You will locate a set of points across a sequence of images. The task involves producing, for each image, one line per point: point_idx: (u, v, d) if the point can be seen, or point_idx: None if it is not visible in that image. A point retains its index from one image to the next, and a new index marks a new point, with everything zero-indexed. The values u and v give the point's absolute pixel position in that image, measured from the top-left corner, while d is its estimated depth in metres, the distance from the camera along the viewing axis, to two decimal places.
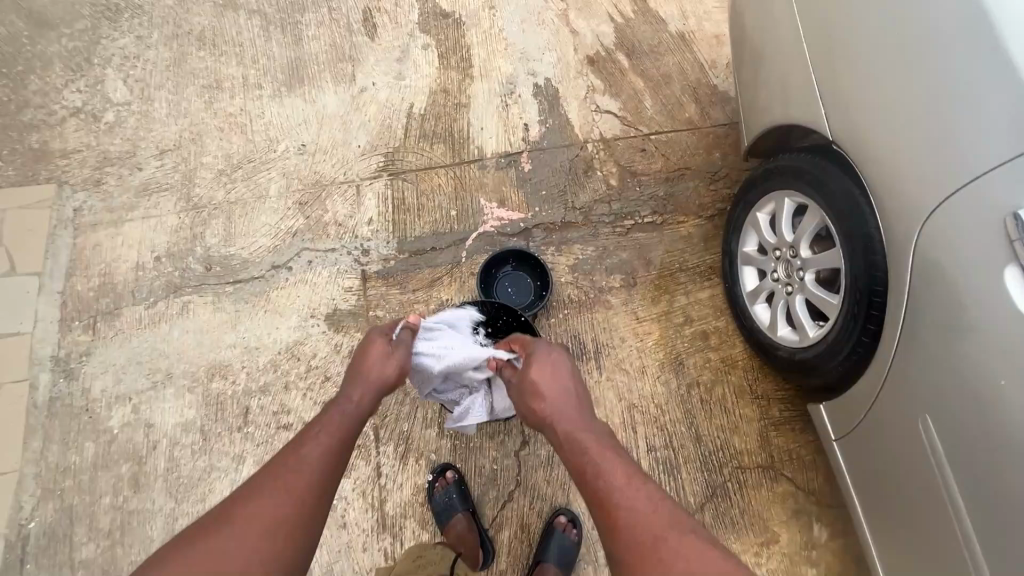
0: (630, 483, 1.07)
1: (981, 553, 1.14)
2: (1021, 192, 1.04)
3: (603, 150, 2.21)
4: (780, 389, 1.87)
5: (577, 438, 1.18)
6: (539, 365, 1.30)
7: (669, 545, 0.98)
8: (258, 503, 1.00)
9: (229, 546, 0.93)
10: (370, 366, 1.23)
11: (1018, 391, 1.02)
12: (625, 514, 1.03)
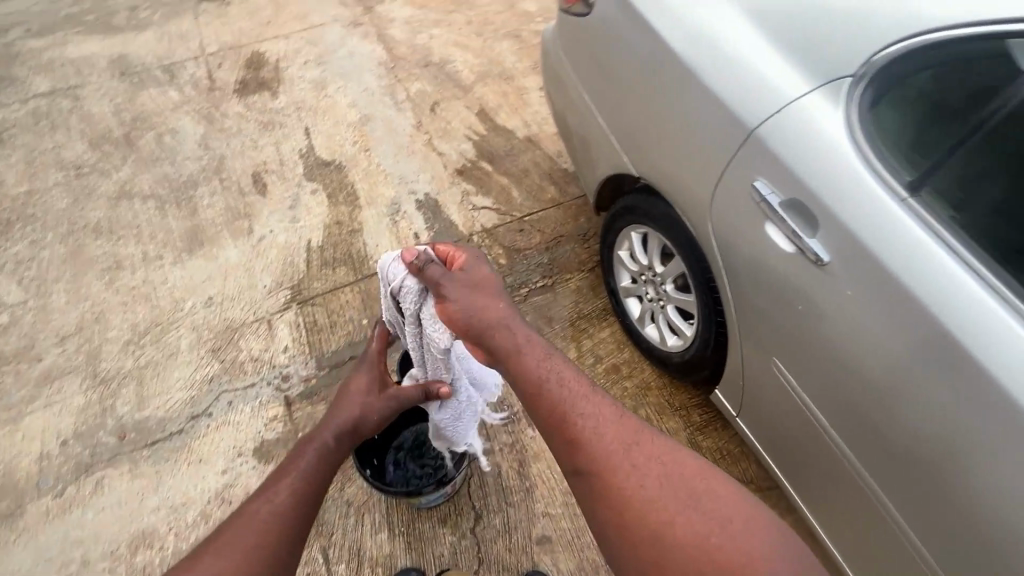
0: (594, 395, 1.17)
1: (856, 460, 1.27)
2: (751, 170, 1.28)
3: (487, 239, 2.53)
4: (694, 396, 2.04)
5: (537, 346, 1.24)
6: (473, 276, 1.30)
7: (640, 447, 1.08)
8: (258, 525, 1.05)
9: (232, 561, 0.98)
10: (356, 398, 1.39)
11: (814, 309, 1.23)
12: (588, 424, 1.11)
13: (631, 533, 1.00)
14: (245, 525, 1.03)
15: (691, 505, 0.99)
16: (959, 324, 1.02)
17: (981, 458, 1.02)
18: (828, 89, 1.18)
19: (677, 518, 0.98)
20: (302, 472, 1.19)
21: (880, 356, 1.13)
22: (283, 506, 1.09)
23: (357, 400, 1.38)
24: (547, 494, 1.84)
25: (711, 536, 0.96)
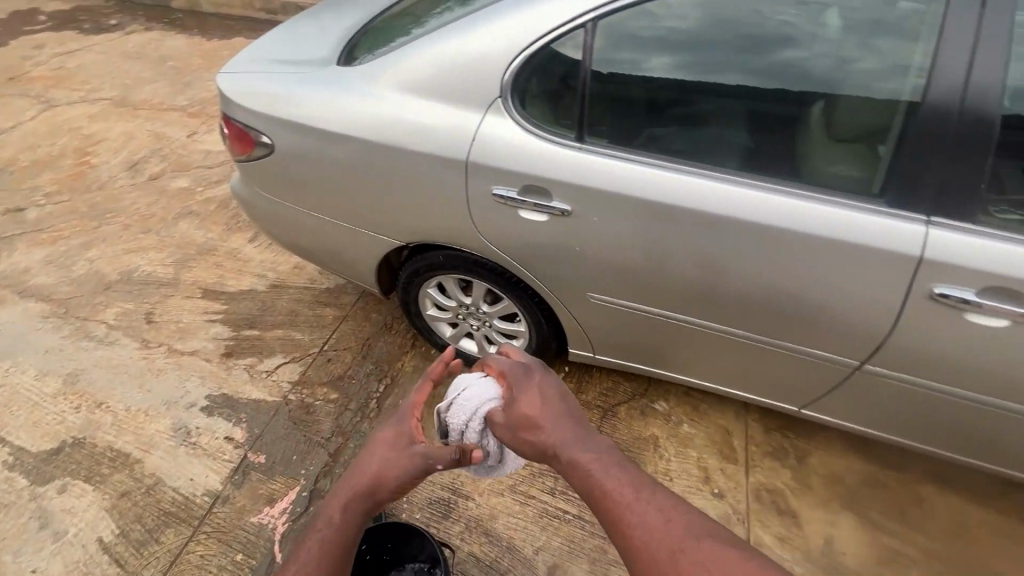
0: (636, 499, 0.97)
1: (700, 321, 1.68)
2: (485, 185, 1.61)
3: (305, 388, 2.42)
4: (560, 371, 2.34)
5: (581, 465, 1.02)
6: (523, 398, 1.13)
7: (688, 553, 0.89)
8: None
9: None
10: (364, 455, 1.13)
11: (611, 249, 1.60)
12: (640, 529, 0.93)
13: None
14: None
15: None
16: (660, 195, 1.49)
17: (727, 259, 1.51)
18: (491, 111, 1.57)
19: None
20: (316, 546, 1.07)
21: (642, 242, 1.56)
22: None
23: (354, 470, 1.12)
24: (525, 534, 1.92)
25: None
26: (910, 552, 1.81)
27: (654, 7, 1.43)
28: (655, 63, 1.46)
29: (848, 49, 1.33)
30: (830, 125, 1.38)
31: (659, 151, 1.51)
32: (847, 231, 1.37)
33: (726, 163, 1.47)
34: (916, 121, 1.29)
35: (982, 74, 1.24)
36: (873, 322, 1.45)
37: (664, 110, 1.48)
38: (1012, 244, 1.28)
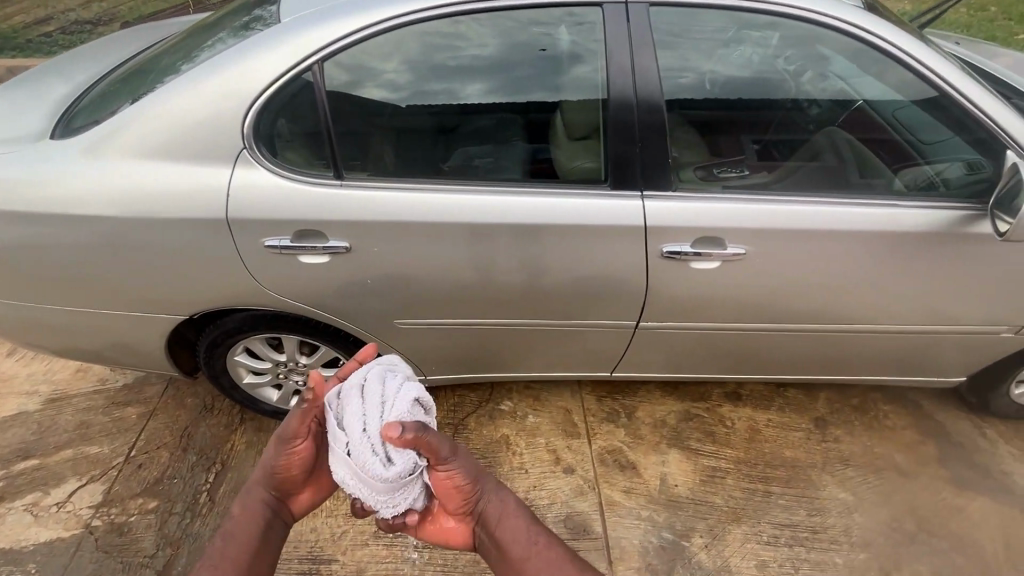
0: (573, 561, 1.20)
1: (506, 321, 1.80)
2: (254, 238, 1.56)
3: (113, 507, 2.07)
4: None
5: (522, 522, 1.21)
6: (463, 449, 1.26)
7: None
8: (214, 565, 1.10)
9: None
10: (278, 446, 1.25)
11: (406, 273, 1.66)
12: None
13: None
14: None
15: None
16: (427, 216, 1.57)
17: (503, 261, 1.64)
18: (240, 163, 1.52)
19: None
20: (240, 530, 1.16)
21: (425, 263, 1.64)
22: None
23: (258, 476, 1.22)
24: (398, 575, 1.86)
25: None
26: (724, 465, 2.13)
27: (456, 41, 1.55)
28: (469, 90, 1.56)
29: (564, 62, 1.56)
30: (557, 129, 1.60)
31: (445, 173, 1.60)
32: (590, 215, 1.58)
33: (513, 168, 1.61)
34: (612, 115, 1.55)
35: (648, 71, 1.54)
36: (634, 286, 1.69)
37: (421, 135, 1.58)
38: (703, 201, 1.59)
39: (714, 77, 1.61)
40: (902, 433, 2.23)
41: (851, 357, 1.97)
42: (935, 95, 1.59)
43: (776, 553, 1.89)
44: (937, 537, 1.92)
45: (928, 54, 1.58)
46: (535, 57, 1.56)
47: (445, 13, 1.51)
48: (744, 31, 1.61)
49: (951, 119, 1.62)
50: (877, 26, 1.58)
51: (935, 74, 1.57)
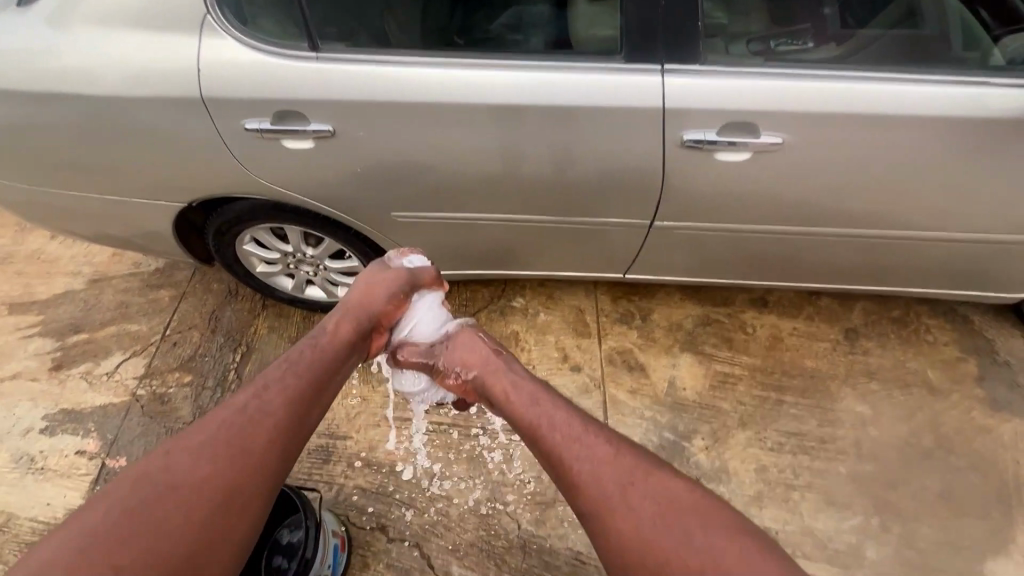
0: (586, 431, 1.17)
1: (513, 216, 1.68)
2: (234, 120, 1.46)
3: (154, 379, 2.26)
4: None
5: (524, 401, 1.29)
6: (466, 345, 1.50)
7: (635, 487, 1.06)
8: (282, 385, 1.18)
9: (259, 402, 1.12)
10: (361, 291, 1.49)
11: (401, 160, 1.54)
12: (584, 466, 1.10)
13: (619, 546, 1.01)
14: (140, 474, 0.98)
15: (668, 530, 0.99)
16: (416, 98, 1.41)
17: (503, 150, 1.49)
18: (207, 32, 1.38)
19: (644, 521, 1.01)
20: (305, 359, 1.26)
21: (421, 151, 1.51)
22: (202, 456, 1.01)
23: (348, 310, 1.44)
24: (405, 454, 1.98)
25: (710, 553, 0.95)
26: (737, 371, 2.07)
27: None
28: None
29: None
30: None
31: (461, 48, 1.39)
32: (600, 96, 1.38)
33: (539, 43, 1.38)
34: None
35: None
36: (651, 180, 1.51)
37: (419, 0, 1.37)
38: (738, 77, 1.34)
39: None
40: (943, 348, 2.06)
41: (898, 266, 1.76)
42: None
43: (777, 459, 1.88)
44: (955, 455, 1.84)
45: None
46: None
47: None
48: None
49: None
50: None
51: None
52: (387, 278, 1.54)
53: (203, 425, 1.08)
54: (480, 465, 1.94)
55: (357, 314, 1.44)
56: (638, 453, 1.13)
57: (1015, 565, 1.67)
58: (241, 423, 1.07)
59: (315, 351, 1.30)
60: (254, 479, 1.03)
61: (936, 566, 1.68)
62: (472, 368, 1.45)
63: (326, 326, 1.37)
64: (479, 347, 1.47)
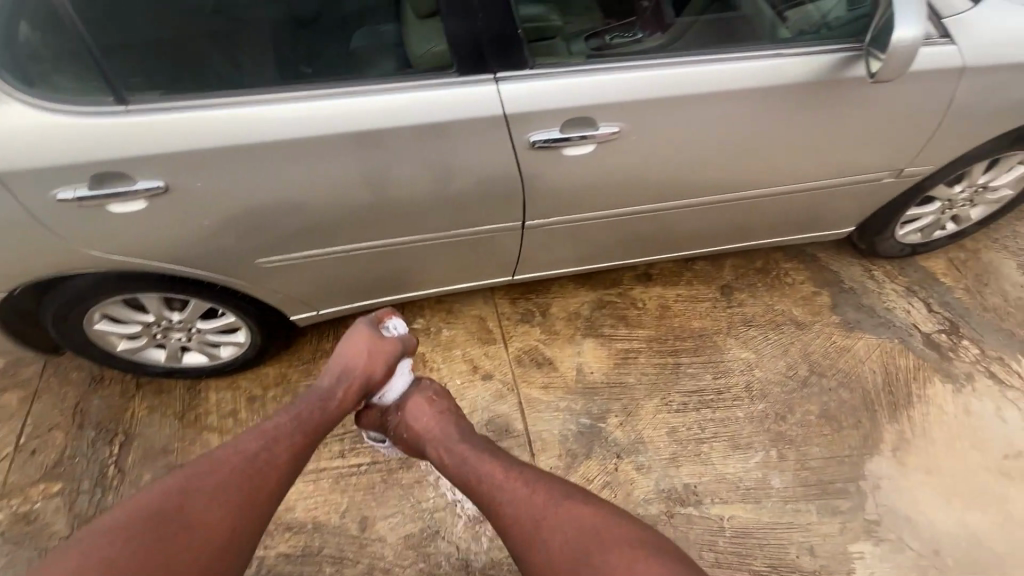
0: (510, 477, 1.28)
1: (389, 240, 1.65)
2: (41, 191, 1.29)
3: (13, 496, 1.94)
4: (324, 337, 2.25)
5: (457, 457, 1.39)
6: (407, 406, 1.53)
7: (546, 519, 1.18)
8: (290, 440, 1.29)
9: (270, 453, 1.24)
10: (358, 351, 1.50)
11: (254, 203, 1.45)
12: (507, 509, 1.23)
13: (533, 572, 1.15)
14: (162, 505, 1.11)
15: (573, 551, 1.12)
16: (252, 138, 1.34)
17: (361, 176, 1.46)
18: None
19: (555, 552, 1.14)
20: (311, 413, 1.37)
21: (273, 190, 1.44)
22: (215, 500, 1.14)
23: (343, 368, 1.47)
24: (327, 506, 1.87)
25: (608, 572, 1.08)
26: (636, 345, 2.19)
27: None
28: None
29: None
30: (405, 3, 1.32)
31: (310, 77, 1.35)
32: (443, 111, 1.39)
33: (388, 65, 1.37)
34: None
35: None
36: (513, 181, 1.55)
37: (249, 30, 1.29)
38: (568, 77, 1.41)
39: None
40: (801, 287, 2.32)
41: (748, 223, 1.95)
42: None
43: (685, 419, 2.01)
44: (826, 378, 2.09)
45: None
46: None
47: None
48: None
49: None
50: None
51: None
52: (378, 341, 1.53)
53: (217, 463, 1.21)
54: (409, 497, 1.89)
55: (357, 383, 1.46)
56: (555, 488, 1.25)
57: (888, 461, 1.91)
58: (250, 473, 1.20)
59: (319, 416, 1.37)
60: (255, 522, 1.16)
61: (828, 478, 1.89)
62: (415, 436, 1.49)
63: (331, 388, 1.43)
64: (423, 414, 1.50)
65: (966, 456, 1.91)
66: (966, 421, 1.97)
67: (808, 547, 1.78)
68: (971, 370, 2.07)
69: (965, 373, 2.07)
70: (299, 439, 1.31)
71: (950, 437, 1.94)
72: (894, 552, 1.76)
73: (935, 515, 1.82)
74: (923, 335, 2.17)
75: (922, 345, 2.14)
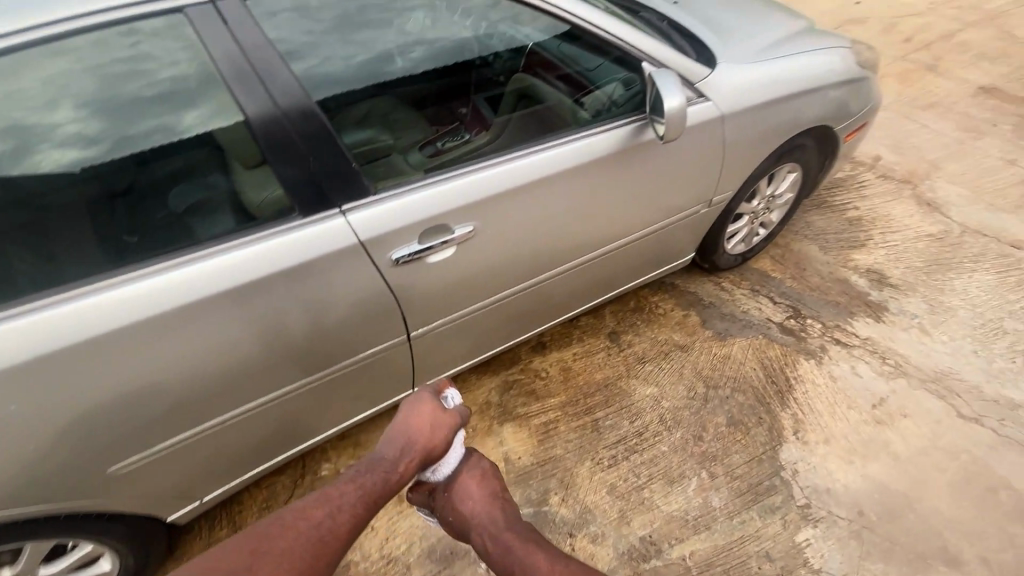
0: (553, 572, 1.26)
1: (269, 394, 1.50)
2: None
3: None
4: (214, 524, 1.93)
5: (502, 545, 1.35)
6: (457, 485, 1.43)
7: None
8: (354, 509, 1.24)
9: (335, 519, 1.21)
10: (427, 423, 1.35)
11: (92, 405, 1.25)
12: None
13: None
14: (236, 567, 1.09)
15: None
16: (73, 338, 1.18)
17: (216, 340, 1.34)
18: None
19: None
20: (374, 479, 1.29)
21: (114, 385, 1.26)
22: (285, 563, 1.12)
23: (411, 438, 1.33)
24: None
25: None
26: (553, 415, 2.21)
27: (140, 62, 1.27)
28: (189, 119, 1.30)
29: (228, 79, 1.31)
30: (232, 156, 1.34)
31: (137, 246, 1.26)
32: (292, 254, 1.36)
33: (226, 220, 1.34)
34: (303, 126, 1.36)
35: (301, 60, 1.39)
36: (386, 299, 1.53)
37: (59, 214, 1.21)
38: (410, 194, 1.46)
39: (396, 47, 1.56)
40: (672, 313, 2.57)
41: (610, 273, 2.14)
42: (568, 27, 1.71)
43: (619, 471, 2.04)
44: (721, 388, 2.27)
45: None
46: (175, 73, 1.30)
47: (115, 25, 1.25)
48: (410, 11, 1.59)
49: (597, 44, 1.75)
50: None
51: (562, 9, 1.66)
52: (444, 413, 1.38)
53: (288, 523, 1.18)
54: None
55: (419, 456, 1.33)
56: None
57: (795, 444, 2.08)
58: (317, 541, 1.17)
59: (384, 486, 1.29)
60: None
61: (757, 480, 2.00)
62: (461, 519, 1.40)
63: (394, 459, 1.31)
64: (472, 494, 1.42)
65: (848, 417, 2.15)
66: (836, 386, 2.26)
67: (765, 554, 1.84)
68: (822, 342, 2.41)
69: (819, 346, 2.39)
70: (361, 510, 1.25)
71: (831, 405, 2.19)
72: (832, 528, 1.88)
73: (848, 478, 1.99)
74: (778, 325, 2.49)
75: (780, 333, 2.45)
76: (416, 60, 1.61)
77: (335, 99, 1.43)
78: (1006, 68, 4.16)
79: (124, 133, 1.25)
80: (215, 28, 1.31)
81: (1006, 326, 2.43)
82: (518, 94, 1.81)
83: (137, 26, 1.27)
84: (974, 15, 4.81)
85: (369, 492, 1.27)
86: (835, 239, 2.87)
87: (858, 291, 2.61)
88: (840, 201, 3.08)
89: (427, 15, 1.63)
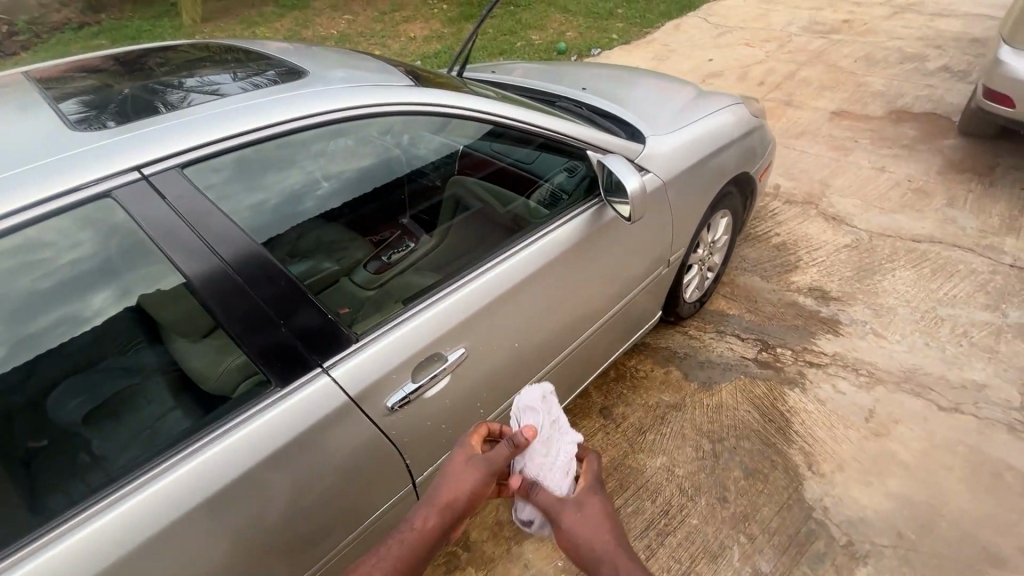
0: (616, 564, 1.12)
1: None
2: None
3: None
4: None
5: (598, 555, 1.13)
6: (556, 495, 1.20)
7: None
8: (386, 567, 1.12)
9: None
10: (457, 475, 1.18)
11: None
12: None
13: None
14: None
15: None
16: None
17: (196, 564, 1.09)
18: None
19: None
20: (404, 536, 1.15)
21: None
22: None
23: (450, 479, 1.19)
24: None
25: None
26: None
27: (31, 251, 1.05)
28: (98, 302, 1.12)
29: (146, 248, 1.15)
30: (160, 323, 1.18)
31: (47, 450, 1.04)
32: (274, 435, 1.17)
33: (162, 390, 1.17)
34: (244, 283, 1.20)
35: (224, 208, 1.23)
36: (385, 451, 1.36)
37: None
38: (394, 330, 1.35)
39: (322, 173, 1.43)
40: (654, 374, 2.54)
41: (591, 354, 2.09)
42: (489, 128, 1.68)
43: (659, 562, 1.89)
44: (726, 439, 2.23)
45: (471, 100, 1.63)
46: (80, 255, 1.10)
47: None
48: (336, 139, 1.42)
49: (519, 138, 1.75)
50: (454, 100, 1.59)
51: (502, 116, 1.68)
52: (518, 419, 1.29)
53: None
54: None
55: (444, 514, 1.16)
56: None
57: (814, 480, 2.06)
58: None
59: (418, 545, 1.14)
60: None
61: (792, 530, 1.93)
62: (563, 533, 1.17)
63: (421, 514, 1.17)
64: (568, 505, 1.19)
65: (849, 437, 2.18)
66: (827, 409, 2.30)
67: None
68: (798, 368, 2.48)
69: (797, 373, 2.46)
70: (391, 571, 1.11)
71: (830, 430, 2.22)
72: (881, 560, 1.83)
73: (875, 502, 1.97)
74: (753, 360, 2.54)
75: (758, 369, 2.50)
76: (324, 195, 1.44)
77: (274, 246, 1.30)
78: (845, 94, 4.89)
79: (22, 333, 1.05)
80: (150, 204, 1.14)
81: (940, 313, 2.65)
82: (455, 200, 1.81)
83: (30, 223, 1.03)
84: (804, 56, 5.68)
85: (400, 553, 1.13)
86: (771, 267, 3.06)
87: (809, 311, 2.76)
88: (762, 231, 3.33)
89: (349, 141, 1.45)
